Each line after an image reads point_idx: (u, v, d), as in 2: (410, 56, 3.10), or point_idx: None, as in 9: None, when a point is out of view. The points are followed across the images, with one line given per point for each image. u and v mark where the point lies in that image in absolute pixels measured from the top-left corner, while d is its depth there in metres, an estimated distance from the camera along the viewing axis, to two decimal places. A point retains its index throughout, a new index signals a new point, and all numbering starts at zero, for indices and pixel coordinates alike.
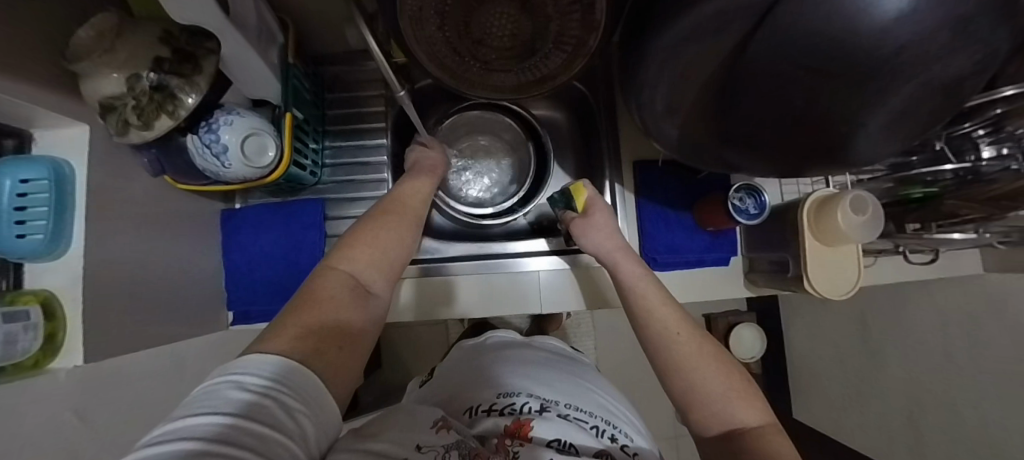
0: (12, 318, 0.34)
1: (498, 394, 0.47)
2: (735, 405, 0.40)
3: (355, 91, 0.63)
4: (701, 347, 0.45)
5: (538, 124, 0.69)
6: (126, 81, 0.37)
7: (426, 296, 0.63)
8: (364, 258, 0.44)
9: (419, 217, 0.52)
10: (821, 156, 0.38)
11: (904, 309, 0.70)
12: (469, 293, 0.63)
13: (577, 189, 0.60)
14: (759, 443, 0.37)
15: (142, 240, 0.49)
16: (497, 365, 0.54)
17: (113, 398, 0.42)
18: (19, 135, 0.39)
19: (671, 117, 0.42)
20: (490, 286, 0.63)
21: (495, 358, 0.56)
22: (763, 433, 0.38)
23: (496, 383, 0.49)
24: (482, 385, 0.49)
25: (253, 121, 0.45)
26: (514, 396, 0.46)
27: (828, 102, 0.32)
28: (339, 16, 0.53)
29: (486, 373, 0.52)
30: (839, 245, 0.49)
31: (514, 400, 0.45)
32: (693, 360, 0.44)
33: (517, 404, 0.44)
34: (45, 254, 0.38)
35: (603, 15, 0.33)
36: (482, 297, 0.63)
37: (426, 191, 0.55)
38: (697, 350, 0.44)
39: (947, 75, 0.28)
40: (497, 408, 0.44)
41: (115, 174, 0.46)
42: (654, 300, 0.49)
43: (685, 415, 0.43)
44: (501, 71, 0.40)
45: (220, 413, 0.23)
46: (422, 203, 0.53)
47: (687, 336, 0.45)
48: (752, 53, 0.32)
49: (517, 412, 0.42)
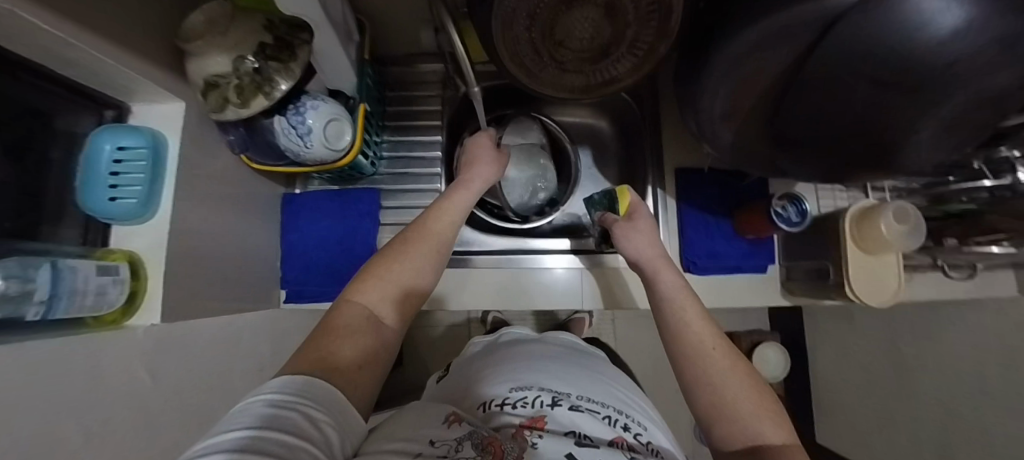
0: (104, 271, 0.37)
1: (508, 389, 0.47)
2: (756, 417, 0.39)
3: (414, 90, 0.67)
4: (732, 361, 0.44)
5: (565, 137, 0.73)
6: (232, 62, 0.40)
7: (455, 285, 0.65)
8: (380, 288, 0.44)
9: (447, 242, 0.50)
10: (873, 162, 0.40)
11: (936, 331, 0.70)
12: (493, 286, 0.65)
13: (621, 192, 0.63)
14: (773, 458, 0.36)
15: (216, 214, 0.52)
16: (506, 364, 0.55)
17: (179, 362, 0.44)
18: (118, 108, 0.45)
19: (727, 122, 0.45)
20: (521, 281, 0.65)
21: (506, 357, 0.57)
22: (782, 448, 0.37)
23: (507, 379, 0.50)
24: (490, 382, 0.50)
25: (335, 108, 0.48)
26: (526, 390, 0.46)
27: (885, 109, 0.34)
28: (410, 19, 0.57)
29: (499, 370, 0.53)
30: (880, 253, 0.51)
31: (525, 394, 0.45)
32: (719, 373, 0.43)
33: (529, 398, 0.44)
34: (134, 217, 0.41)
35: (679, 23, 0.35)
36: (506, 292, 0.65)
37: (465, 200, 0.54)
38: (723, 360, 0.44)
39: (1002, 88, 0.31)
40: (511, 402, 0.44)
41: (204, 149, 0.49)
42: (688, 308, 0.49)
43: (703, 425, 0.42)
44: (572, 72, 0.42)
45: (258, 424, 0.24)
46: (458, 216, 0.53)
47: (717, 349, 0.45)
48: (817, 62, 0.34)
49: (531, 408, 0.42)
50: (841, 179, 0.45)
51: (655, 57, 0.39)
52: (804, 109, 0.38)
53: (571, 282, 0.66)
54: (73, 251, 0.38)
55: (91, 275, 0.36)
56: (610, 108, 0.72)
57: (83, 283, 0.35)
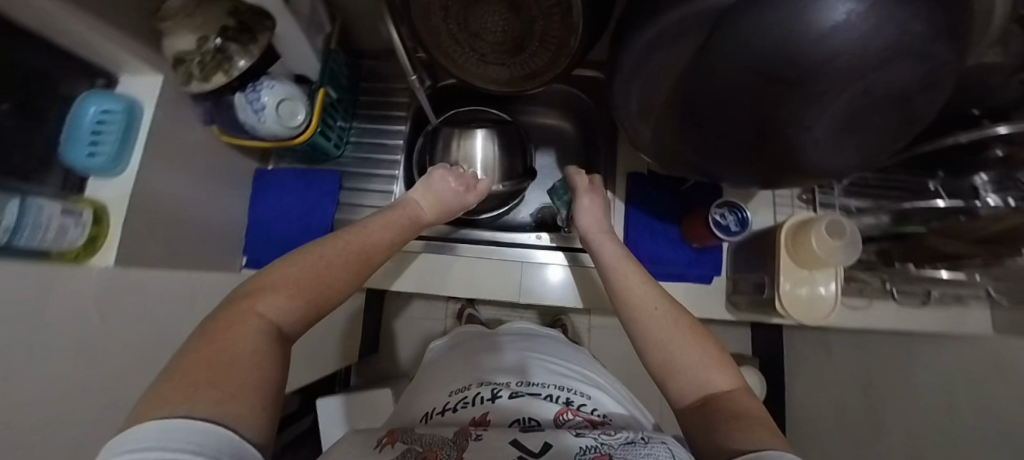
0: (68, 213, 0.43)
1: (451, 393, 0.47)
2: (708, 369, 0.38)
3: (385, 82, 0.72)
4: (679, 320, 0.43)
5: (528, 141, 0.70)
6: (196, 41, 0.46)
7: (436, 270, 0.68)
8: (282, 297, 0.34)
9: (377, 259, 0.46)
10: (779, 164, 0.40)
11: (910, 365, 0.65)
12: (483, 275, 0.68)
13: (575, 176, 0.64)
14: (731, 402, 0.34)
15: (186, 178, 0.58)
16: (453, 370, 0.54)
17: (133, 300, 0.49)
18: (110, 78, 0.52)
19: (645, 120, 0.46)
20: (506, 271, 0.68)
21: (456, 362, 0.58)
22: (737, 394, 0.36)
23: (453, 385, 0.49)
24: (433, 393, 0.49)
25: (289, 88, 0.53)
26: (468, 390, 0.46)
27: (775, 105, 0.34)
28: (378, 15, 0.63)
29: (451, 375, 0.53)
30: (817, 268, 0.48)
31: (465, 395, 0.45)
32: (664, 331, 0.42)
33: (468, 398, 0.44)
34: (106, 171, 0.47)
35: (579, 17, 0.37)
36: (492, 281, 0.68)
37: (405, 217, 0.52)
38: (674, 320, 0.43)
39: (881, 87, 0.31)
40: (451, 406, 0.44)
41: (178, 119, 0.55)
42: (632, 275, 0.49)
43: (660, 384, 0.41)
44: (495, 64, 0.45)
45: None
46: (399, 233, 0.50)
47: (659, 308, 0.45)
48: (710, 55, 0.35)
49: (469, 407, 0.43)
50: (764, 181, 0.45)
51: (566, 51, 0.41)
52: (707, 108, 0.38)
53: (514, 274, 0.69)
54: (48, 193, 0.44)
55: (55, 213, 0.42)
56: (576, 110, 0.74)
57: (46, 219, 0.40)
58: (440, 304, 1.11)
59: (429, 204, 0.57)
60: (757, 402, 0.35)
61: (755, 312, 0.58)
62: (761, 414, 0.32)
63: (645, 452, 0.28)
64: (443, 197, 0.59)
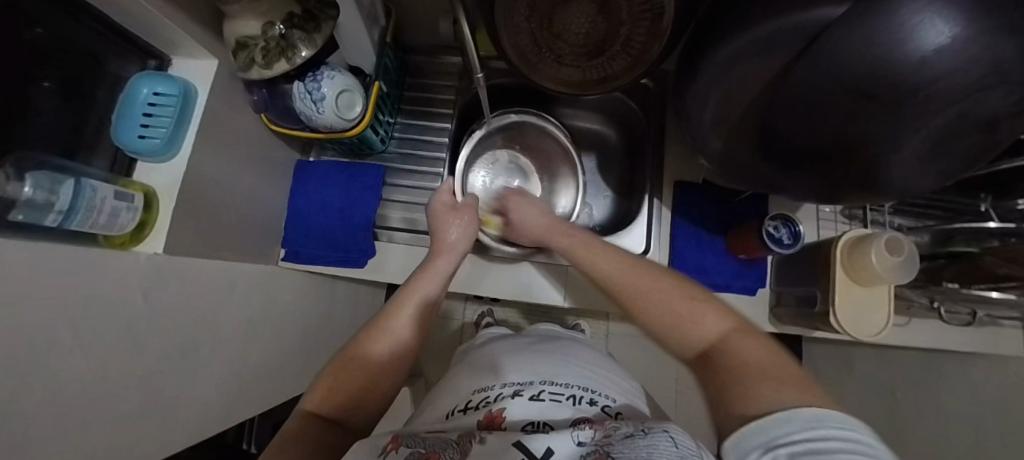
0: (122, 197, 0.41)
1: (471, 391, 0.46)
2: (699, 325, 0.39)
3: (430, 80, 0.77)
4: (660, 283, 0.45)
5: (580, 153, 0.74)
6: (263, 26, 0.45)
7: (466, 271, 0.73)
8: (338, 397, 0.41)
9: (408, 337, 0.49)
10: (860, 180, 0.40)
11: (937, 382, 0.67)
12: (498, 280, 0.72)
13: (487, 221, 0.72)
14: (730, 352, 0.35)
15: (232, 166, 0.57)
16: (474, 367, 0.53)
17: (184, 288, 0.47)
18: (161, 59, 0.50)
19: (718, 129, 0.46)
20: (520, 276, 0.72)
21: (479, 356, 0.57)
22: (734, 340, 0.36)
23: (466, 384, 0.48)
24: (452, 396, 0.48)
25: (348, 80, 0.53)
26: (490, 389, 0.44)
27: (869, 119, 0.34)
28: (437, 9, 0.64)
29: (473, 370, 0.52)
30: (875, 285, 0.49)
31: (488, 393, 0.43)
32: (655, 299, 0.44)
33: (490, 396, 0.42)
34: (158, 155, 0.45)
35: (668, 23, 0.45)
36: (505, 285, 0.72)
37: (431, 288, 0.55)
38: (666, 289, 0.44)
39: (980, 110, 0.31)
40: (473, 405, 0.43)
41: (230, 105, 0.54)
42: (590, 251, 0.55)
43: (669, 346, 0.42)
44: (569, 66, 0.53)
45: None
46: (426, 310, 0.52)
47: (637, 274, 0.48)
48: (805, 69, 0.34)
49: (489, 404, 0.41)
50: (832, 197, 0.45)
51: (648, 56, 0.49)
52: (784, 120, 0.39)
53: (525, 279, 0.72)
54: (100, 174, 0.42)
55: (109, 196, 0.39)
56: (618, 117, 0.75)
57: (100, 202, 0.38)
58: (459, 304, 1.11)
59: (449, 261, 0.59)
60: (757, 341, 0.36)
61: (799, 326, 0.59)
62: (788, 370, 0.32)
63: (645, 442, 0.27)
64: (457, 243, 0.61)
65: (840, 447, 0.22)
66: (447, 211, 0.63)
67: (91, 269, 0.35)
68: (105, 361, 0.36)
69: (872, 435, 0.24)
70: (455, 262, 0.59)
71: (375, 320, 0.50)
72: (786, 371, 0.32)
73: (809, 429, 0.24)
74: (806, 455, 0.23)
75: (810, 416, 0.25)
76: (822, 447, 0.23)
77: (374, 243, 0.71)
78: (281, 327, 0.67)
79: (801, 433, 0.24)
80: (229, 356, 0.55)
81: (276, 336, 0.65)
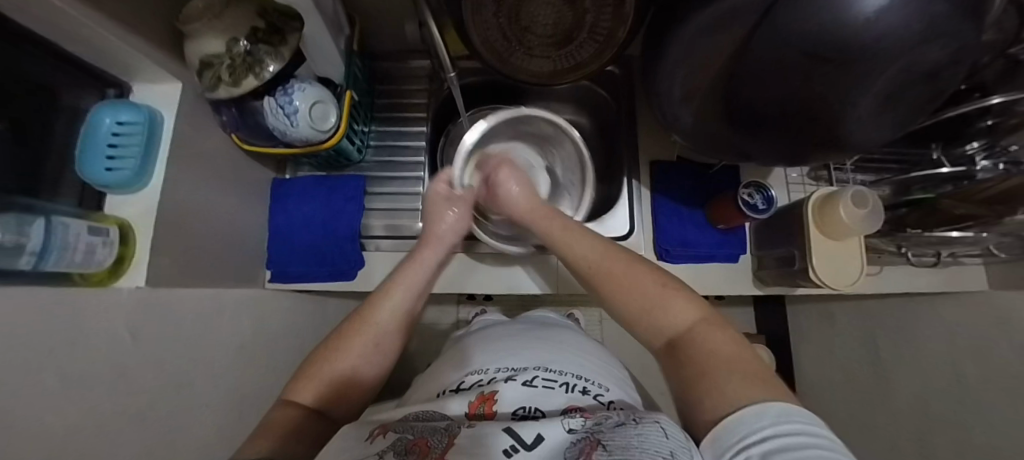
0: (95, 232, 0.39)
1: (465, 373, 0.48)
2: (672, 316, 0.42)
3: (401, 85, 0.77)
4: (632, 267, 0.48)
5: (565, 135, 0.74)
6: (225, 43, 0.45)
7: (456, 270, 0.74)
8: (324, 387, 0.42)
9: (391, 330, 0.49)
10: (824, 140, 0.43)
11: (914, 324, 0.72)
12: (486, 277, 0.74)
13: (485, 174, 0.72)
14: (701, 344, 0.38)
15: (207, 190, 0.55)
16: (470, 351, 0.54)
17: (172, 319, 0.46)
18: (120, 86, 0.48)
19: (686, 106, 0.48)
20: (509, 271, 0.74)
21: (475, 340, 0.58)
22: (705, 333, 0.39)
23: (459, 368, 0.50)
24: (444, 377, 0.50)
25: (319, 91, 0.54)
26: (482, 373, 0.46)
27: (821, 83, 0.36)
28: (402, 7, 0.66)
29: (465, 358, 0.52)
30: (845, 238, 0.52)
31: (480, 377, 0.45)
32: (629, 281, 0.47)
33: (483, 380, 0.44)
34: (130, 186, 0.44)
35: (630, 8, 0.47)
36: (494, 281, 0.74)
37: (417, 279, 0.54)
38: (640, 278, 0.46)
39: (923, 63, 0.33)
40: (466, 387, 0.45)
41: (198, 128, 0.53)
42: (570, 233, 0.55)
43: (640, 332, 0.45)
44: (540, 57, 0.56)
45: None
46: (410, 302, 0.52)
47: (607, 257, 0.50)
48: (759, 42, 0.37)
49: (482, 387, 0.43)
50: (801, 159, 0.47)
51: (614, 41, 0.52)
52: (748, 88, 0.41)
53: (512, 274, 0.74)
54: (72, 211, 0.41)
55: (81, 233, 0.38)
56: (591, 105, 0.77)
57: (72, 240, 0.36)
58: (454, 308, 1.10)
59: (434, 252, 0.59)
60: (721, 333, 0.39)
61: (783, 285, 0.61)
62: (751, 366, 0.35)
63: (634, 432, 0.29)
64: (446, 232, 0.61)
65: (806, 443, 0.26)
66: (441, 199, 0.63)
67: (73, 309, 0.34)
68: (99, 406, 0.35)
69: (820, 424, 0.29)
70: (444, 255, 0.59)
71: (357, 311, 0.50)
72: (750, 369, 0.35)
73: (776, 424, 0.28)
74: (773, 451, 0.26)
75: (776, 412, 0.29)
76: (788, 443, 0.26)
77: (362, 253, 0.71)
78: (274, 350, 0.65)
79: (769, 428, 0.27)
80: (224, 385, 0.53)
81: (268, 359, 0.63)
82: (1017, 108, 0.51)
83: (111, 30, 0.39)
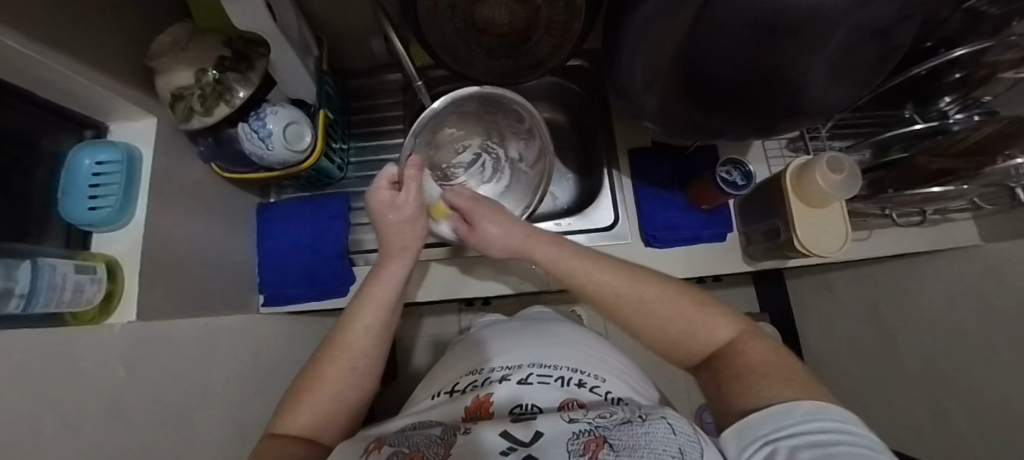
0: (81, 270, 0.40)
1: (472, 370, 0.48)
2: (715, 333, 0.41)
3: (377, 99, 0.79)
4: (662, 290, 0.44)
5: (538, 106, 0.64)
6: (194, 73, 0.47)
7: (449, 275, 0.74)
8: (313, 411, 0.42)
9: (367, 354, 0.48)
10: (786, 107, 0.44)
11: (911, 285, 0.71)
12: (478, 279, 0.74)
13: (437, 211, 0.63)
14: (745, 359, 0.38)
15: (192, 220, 0.56)
16: (478, 350, 0.53)
17: (166, 351, 0.46)
18: (97, 127, 0.49)
19: (650, 90, 0.49)
20: (501, 272, 0.75)
21: (477, 340, 0.57)
22: (747, 346, 0.40)
23: (467, 365, 0.50)
24: (450, 376, 0.51)
25: (292, 113, 0.56)
26: (480, 372, 0.47)
27: (778, 54, 0.36)
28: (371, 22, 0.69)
29: (478, 353, 0.52)
30: (824, 204, 0.52)
31: (476, 377, 0.46)
32: (662, 305, 0.43)
33: (479, 380, 0.45)
34: (112, 225, 0.44)
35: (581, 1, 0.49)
36: (486, 282, 0.75)
37: (386, 297, 0.52)
38: (679, 305, 0.43)
39: (877, 23, 0.33)
40: (462, 388, 0.45)
41: (178, 161, 0.54)
42: (576, 263, 0.49)
43: (679, 355, 0.44)
44: (500, 58, 0.59)
45: None
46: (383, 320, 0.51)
47: (629, 283, 0.46)
48: (709, 20, 0.37)
49: (477, 389, 0.43)
50: (773, 128, 0.48)
51: (571, 33, 0.54)
52: (708, 66, 0.41)
53: (505, 273, 0.75)
54: (58, 252, 0.41)
55: (68, 272, 0.38)
56: (566, 100, 0.78)
57: (62, 280, 0.36)
58: (455, 316, 1.11)
59: (401, 265, 0.56)
60: (760, 344, 0.40)
61: (772, 259, 0.61)
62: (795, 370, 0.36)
63: (642, 430, 0.28)
64: (404, 231, 0.57)
65: (838, 439, 0.26)
66: (385, 207, 0.55)
67: (63, 350, 0.34)
68: (100, 440, 0.35)
69: (860, 424, 0.28)
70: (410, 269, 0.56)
71: (330, 338, 0.50)
72: (791, 372, 0.36)
73: (806, 422, 0.28)
74: (803, 447, 0.27)
75: (805, 410, 0.29)
76: (821, 440, 0.27)
77: (352, 269, 0.71)
78: (272, 371, 0.66)
79: (799, 427, 0.28)
80: (226, 410, 0.53)
81: (267, 381, 0.64)
82: (985, 58, 0.52)
83: (82, 75, 0.40)
